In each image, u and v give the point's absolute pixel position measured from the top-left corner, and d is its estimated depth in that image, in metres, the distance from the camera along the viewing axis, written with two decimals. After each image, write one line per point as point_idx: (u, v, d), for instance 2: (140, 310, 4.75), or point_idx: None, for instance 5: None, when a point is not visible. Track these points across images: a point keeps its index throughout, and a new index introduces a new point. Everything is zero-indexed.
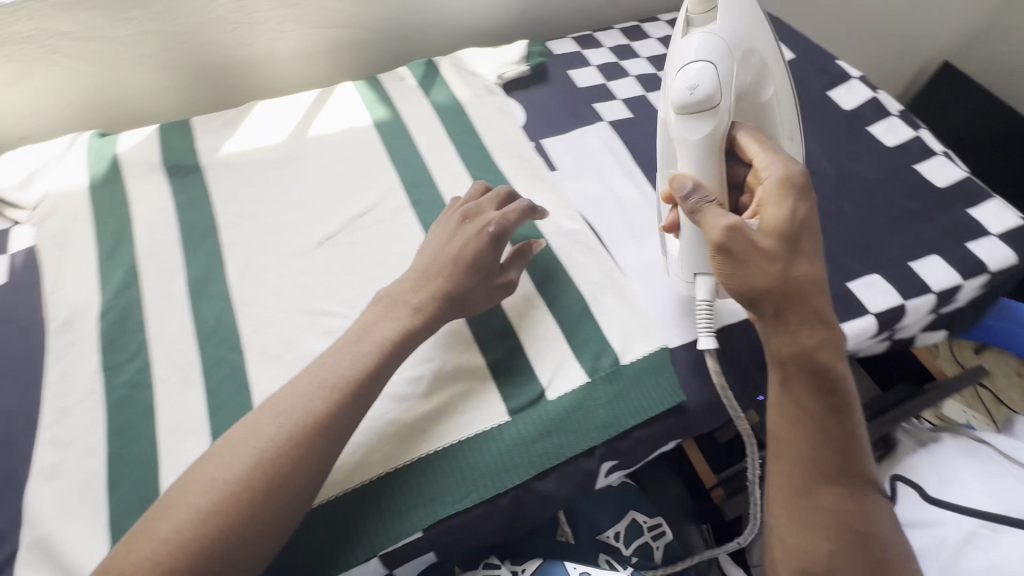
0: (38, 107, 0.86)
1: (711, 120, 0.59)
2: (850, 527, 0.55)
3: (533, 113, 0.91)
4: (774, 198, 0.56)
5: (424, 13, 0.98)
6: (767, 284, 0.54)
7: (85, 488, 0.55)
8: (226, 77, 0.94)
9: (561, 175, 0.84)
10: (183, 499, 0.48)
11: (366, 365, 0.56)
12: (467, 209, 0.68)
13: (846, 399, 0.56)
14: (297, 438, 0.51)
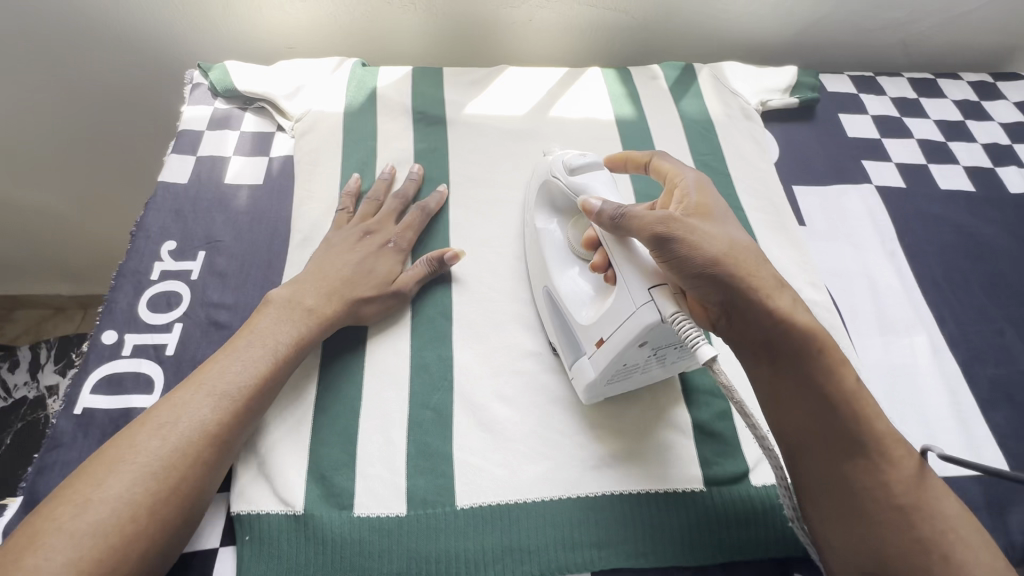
0: (313, 26, 0.91)
1: (605, 173, 0.62)
2: (890, 504, 0.48)
3: (789, 153, 0.82)
4: (693, 190, 0.57)
5: (693, 10, 0.90)
6: (715, 253, 0.49)
7: (296, 403, 0.59)
8: (479, 34, 0.93)
9: (810, 233, 0.74)
10: (55, 527, 0.44)
11: (259, 373, 0.55)
12: (370, 218, 0.70)
13: (830, 378, 0.50)
14: (193, 446, 0.50)
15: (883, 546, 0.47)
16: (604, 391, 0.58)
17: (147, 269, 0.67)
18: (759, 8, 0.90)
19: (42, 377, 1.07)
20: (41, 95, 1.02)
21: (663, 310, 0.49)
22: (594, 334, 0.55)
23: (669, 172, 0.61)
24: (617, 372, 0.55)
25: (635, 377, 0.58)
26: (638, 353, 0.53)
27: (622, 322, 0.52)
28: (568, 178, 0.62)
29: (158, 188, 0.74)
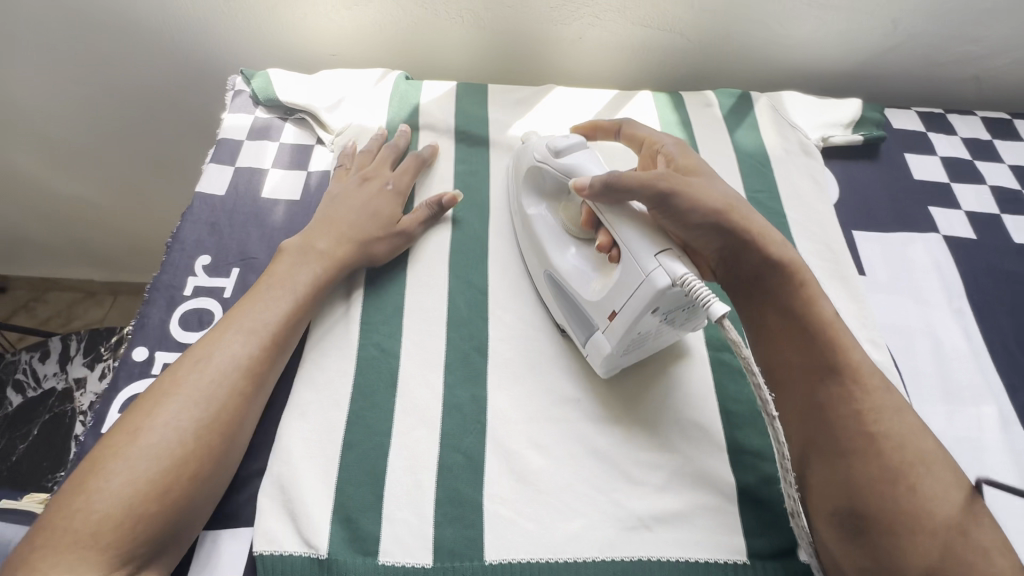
0: (358, 36, 0.89)
1: (587, 151, 0.65)
2: (866, 434, 0.49)
3: (850, 195, 0.77)
4: (676, 153, 0.65)
5: (753, 35, 0.86)
6: (710, 203, 0.57)
7: (324, 439, 0.57)
8: (526, 50, 0.90)
9: (870, 284, 0.69)
10: (110, 460, 0.48)
11: (286, 311, 0.60)
12: (368, 174, 0.72)
13: (803, 311, 0.55)
14: (228, 382, 0.54)
15: (856, 484, 0.48)
16: (621, 361, 0.59)
17: (181, 283, 0.66)
18: (824, 35, 0.86)
19: (70, 369, 1.07)
20: (85, 89, 1.03)
21: (674, 273, 0.51)
22: (606, 307, 0.57)
23: (646, 138, 0.70)
24: (632, 342, 0.56)
25: (645, 346, 0.59)
26: (651, 320, 0.55)
27: (633, 291, 0.54)
28: (555, 160, 0.64)
29: (196, 198, 0.72)
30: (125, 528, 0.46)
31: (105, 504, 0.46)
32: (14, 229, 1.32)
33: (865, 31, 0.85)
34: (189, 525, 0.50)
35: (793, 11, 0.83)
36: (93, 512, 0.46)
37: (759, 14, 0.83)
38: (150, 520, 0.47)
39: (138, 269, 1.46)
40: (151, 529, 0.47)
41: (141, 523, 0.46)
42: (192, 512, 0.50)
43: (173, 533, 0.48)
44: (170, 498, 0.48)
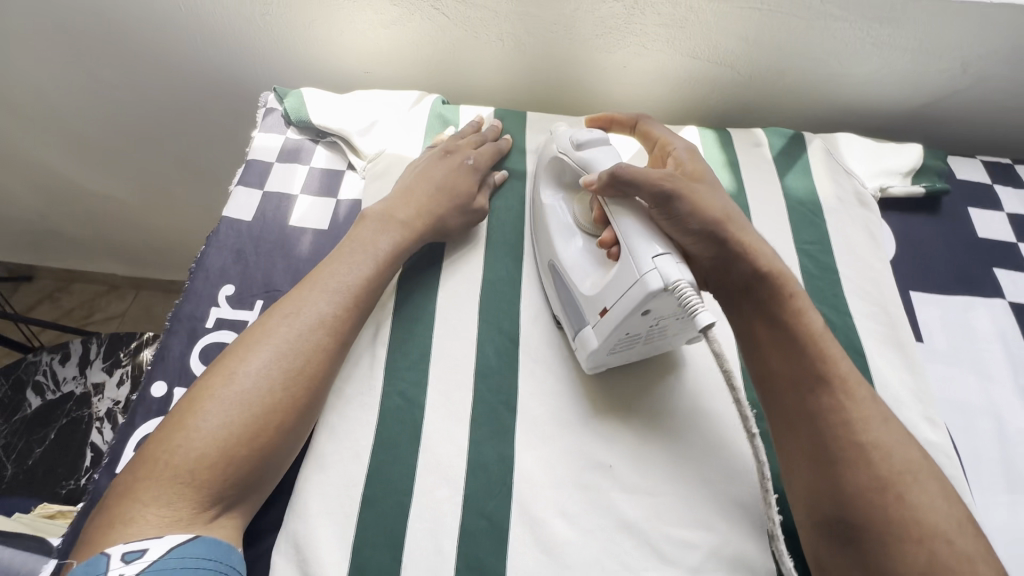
0: (394, 55, 0.86)
1: (609, 147, 0.65)
2: (848, 440, 0.52)
3: (908, 251, 0.72)
4: (686, 159, 0.67)
5: (810, 72, 0.81)
6: (713, 210, 0.59)
7: (343, 495, 0.54)
8: (566, 77, 0.86)
9: (927, 352, 0.65)
10: (207, 401, 0.50)
11: (369, 273, 0.61)
12: (450, 148, 0.73)
13: (792, 316, 0.58)
14: (316, 341, 0.55)
15: (845, 483, 0.51)
16: (607, 360, 0.59)
17: (204, 314, 0.64)
18: (888, 76, 0.80)
19: (89, 373, 1.06)
20: (117, 93, 1.01)
21: (667, 277, 0.52)
22: (598, 303, 0.57)
23: (660, 140, 0.71)
24: (619, 341, 0.57)
25: (636, 349, 0.60)
26: (641, 321, 0.55)
27: (625, 291, 0.54)
28: (576, 152, 0.65)
29: (222, 223, 0.70)
30: (219, 467, 0.48)
31: (202, 443, 0.48)
32: (41, 223, 1.32)
33: (932, 72, 0.79)
34: (272, 472, 0.52)
35: (856, 49, 0.77)
36: (190, 450, 0.48)
37: (819, 51, 0.78)
38: (241, 463, 0.49)
39: (161, 266, 1.45)
40: (241, 471, 0.49)
41: (234, 464, 0.49)
42: (276, 461, 0.52)
43: (258, 478, 0.51)
44: (260, 445, 0.50)
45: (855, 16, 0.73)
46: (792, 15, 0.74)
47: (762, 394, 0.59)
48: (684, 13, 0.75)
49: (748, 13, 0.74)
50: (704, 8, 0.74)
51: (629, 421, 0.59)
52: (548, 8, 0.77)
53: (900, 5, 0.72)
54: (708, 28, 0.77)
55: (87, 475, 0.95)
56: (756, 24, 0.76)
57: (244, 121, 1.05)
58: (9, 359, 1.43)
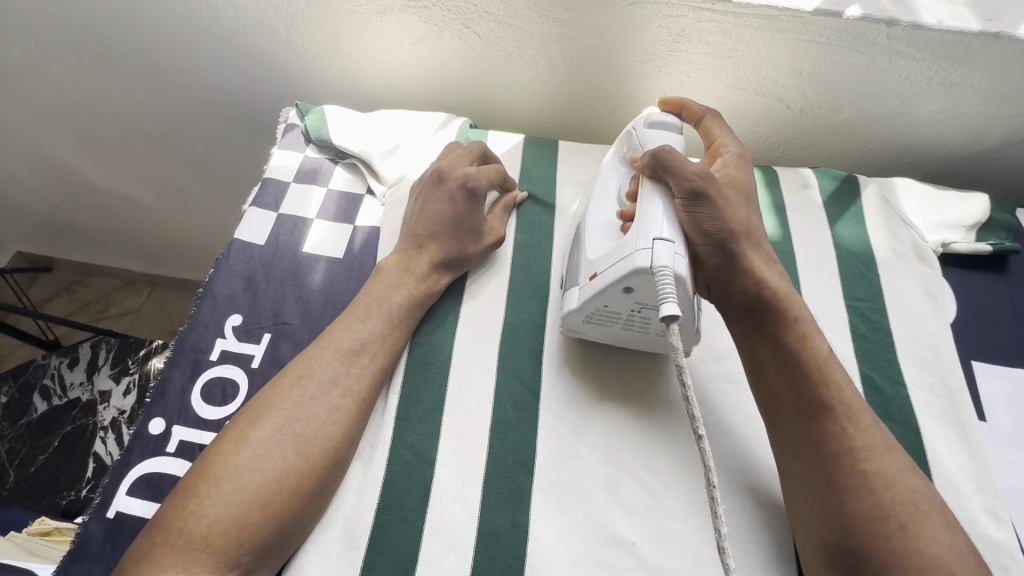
0: (421, 72, 0.82)
1: (676, 137, 0.61)
2: (849, 465, 0.49)
3: (968, 314, 0.66)
4: (733, 164, 0.61)
5: (867, 110, 0.75)
6: (730, 222, 0.55)
7: (343, 559, 0.50)
8: (602, 103, 0.81)
9: (989, 433, 0.59)
10: (222, 465, 0.49)
11: (385, 333, 0.59)
12: (448, 179, 0.66)
13: (801, 339, 0.53)
14: (334, 403, 0.54)
15: (854, 514, 0.47)
16: (580, 328, 0.59)
17: (208, 345, 0.61)
18: (953, 118, 0.74)
19: (97, 380, 1.03)
20: (137, 96, 0.99)
21: (655, 259, 0.50)
22: (592, 267, 0.56)
23: (718, 139, 0.64)
24: (597, 312, 0.56)
25: (616, 328, 0.58)
26: (622, 299, 0.54)
27: (617, 260, 0.53)
28: (642, 130, 0.62)
29: (232, 246, 0.67)
30: (233, 534, 0.47)
31: (216, 510, 0.47)
32: (60, 219, 1.31)
33: (1005, 116, 0.73)
34: (294, 540, 0.50)
35: (921, 89, 0.71)
36: (204, 516, 0.47)
37: (879, 88, 0.72)
38: (256, 531, 0.47)
39: (177, 266, 1.44)
40: (257, 540, 0.47)
41: (248, 532, 0.47)
42: (298, 528, 0.50)
43: (279, 546, 0.49)
44: (276, 511, 0.48)
45: (923, 53, 0.67)
46: (853, 50, 0.68)
47: (763, 414, 0.55)
48: (734, 42, 0.70)
49: (804, 46, 0.69)
50: (756, 39, 0.69)
51: (657, 493, 0.54)
52: (586, 31, 0.72)
53: (976, 45, 0.65)
54: (760, 60, 0.71)
55: (87, 486, 0.93)
56: (812, 58, 0.70)
57: (264, 129, 1.02)
58: (23, 351, 1.43)
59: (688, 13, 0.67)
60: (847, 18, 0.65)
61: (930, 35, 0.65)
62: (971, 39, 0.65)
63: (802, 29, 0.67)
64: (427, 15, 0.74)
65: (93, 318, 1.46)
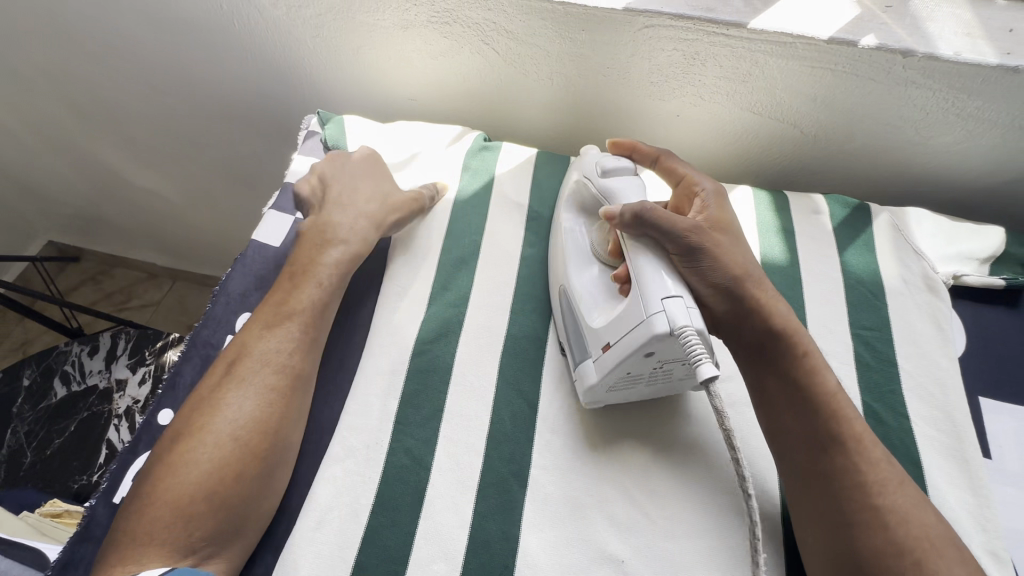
0: (439, 84, 0.84)
1: (634, 176, 0.63)
2: (862, 500, 0.48)
3: (979, 349, 0.65)
4: (711, 203, 0.61)
5: (881, 138, 0.75)
6: (734, 268, 0.55)
7: (337, 559, 0.51)
8: (615, 122, 0.83)
9: (993, 471, 0.58)
10: (170, 461, 0.52)
11: (312, 320, 0.60)
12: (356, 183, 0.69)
13: (806, 375, 0.53)
14: (252, 401, 0.54)
15: (844, 506, 0.48)
16: (605, 397, 0.57)
17: (219, 342, 0.67)
18: (971, 149, 0.73)
19: (114, 368, 1.06)
20: (167, 99, 1.03)
21: (674, 322, 0.49)
22: (604, 337, 0.55)
23: (687, 177, 0.65)
24: (621, 379, 0.54)
25: (640, 389, 0.57)
26: (644, 363, 0.52)
27: (632, 327, 0.52)
28: (599, 178, 0.63)
29: (250, 246, 0.71)
30: (182, 524, 0.49)
31: (158, 510, 0.49)
32: (90, 211, 1.36)
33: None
34: (251, 526, 0.52)
35: (937, 119, 0.71)
36: (152, 509, 0.49)
37: (894, 116, 0.72)
38: (203, 522, 0.49)
39: (198, 262, 1.48)
40: (207, 528, 0.49)
41: (197, 521, 0.49)
42: (251, 514, 0.52)
43: (236, 533, 0.50)
44: (225, 501, 0.50)
45: (940, 84, 0.67)
46: (868, 79, 0.68)
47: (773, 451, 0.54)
48: (749, 67, 0.70)
49: (818, 73, 0.69)
50: (770, 64, 0.69)
51: (649, 512, 0.54)
52: (602, 51, 0.73)
53: (994, 78, 0.64)
54: (775, 85, 0.72)
55: (99, 472, 0.96)
56: (825, 85, 0.70)
57: (287, 133, 1.05)
58: (48, 336, 1.48)
59: (703, 38, 0.68)
60: (861, 48, 0.65)
61: (947, 66, 0.64)
62: (989, 72, 0.64)
63: (816, 56, 0.67)
64: (447, 31, 0.76)
65: (116, 308, 1.50)
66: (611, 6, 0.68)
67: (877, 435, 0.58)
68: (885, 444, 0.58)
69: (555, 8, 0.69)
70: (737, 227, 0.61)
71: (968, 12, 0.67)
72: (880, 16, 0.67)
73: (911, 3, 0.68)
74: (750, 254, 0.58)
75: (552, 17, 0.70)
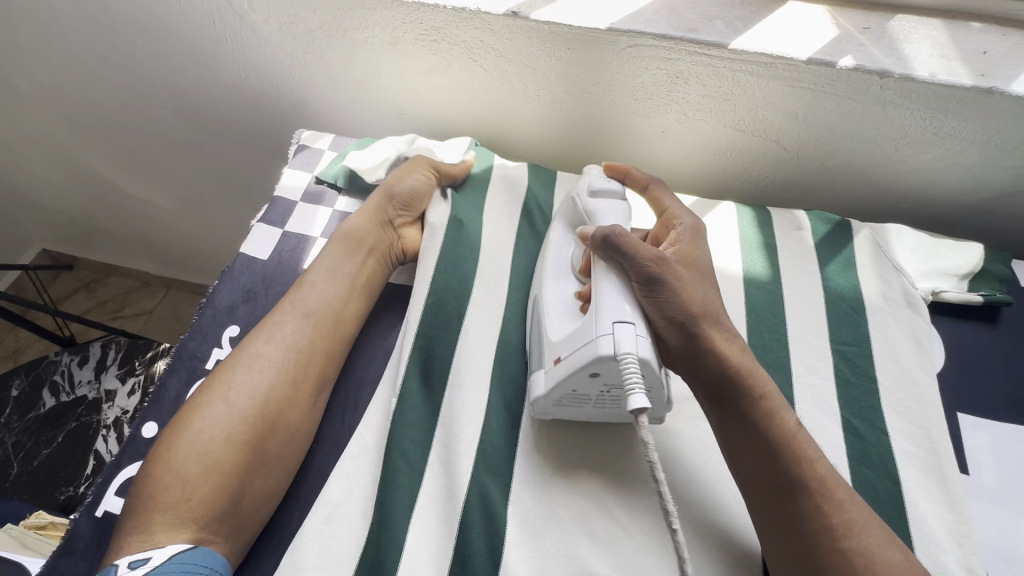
0: (428, 101, 0.86)
1: (620, 203, 0.65)
2: (827, 546, 0.49)
3: (957, 366, 0.66)
4: (686, 239, 0.62)
5: (862, 155, 0.76)
6: (694, 308, 0.55)
7: (342, 555, 0.54)
8: (601, 138, 0.84)
9: (970, 486, 0.58)
10: (178, 441, 0.55)
11: (320, 316, 0.64)
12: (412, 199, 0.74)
13: (763, 409, 0.53)
14: (261, 384, 0.59)
15: (810, 545, 0.49)
16: (552, 410, 0.58)
17: (205, 355, 0.69)
18: (950, 167, 0.74)
19: (103, 379, 1.06)
20: (161, 111, 1.04)
21: (618, 347, 0.51)
22: (555, 350, 0.56)
23: (669, 212, 0.67)
24: (566, 396, 0.56)
25: (586, 409, 0.58)
26: (590, 382, 0.54)
27: (580, 345, 0.53)
28: (587, 199, 0.66)
29: (238, 260, 0.73)
30: (189, 498, 0.53)
31: (166, 477, 0.53)
32: (85, 220, 1.37)
33: (1003, 168, 0.72)
34: (254, 504, 0.55)
35: (916, 138, 0.72)
36: (165, 482, 0.53)
37: (874, 135, 0.73)
38: (209, 496, 0.53)
39: (191, 271, 1.48)
40: (213, 503, 0.53)
41: (204, 495, 0.53)
42: (250, 490, 0.55)
43: (233, 506, 0.54)
44: (232, 479, 0.54)
45: (917, 105, 0.68)
46: (846, 98, 0.69)
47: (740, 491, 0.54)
48: (730, 87, 0.72)
49: (797, 92, 0.70)
50: (751, 83, 0.71)
51: (630, 528, 0.54)
52: (588, 69, 0.74)
53: (969, 98, 0.66)
54: (756, 104, 0.73)
55: (85, 484, 0.95)
56: (806, 103, 0.71)
57: (279, 145, 1.06)
58: (39, 345, 1.48)
59: (685, 58, 0.69)
60: (838, 69, 0.66)
61: (923, 87, 0.66)
62: (964, 93, 0.65)
63: (795, 76, 0.68)
64: (436, 48, 0.77)
65: (109, 317, 1.50)
66: (595, 26, 0.69)
67: (856, 450, 0.59)
68: (863, 460, 0.59)
69: (542, 27, 0.70)
70: (709, 267, 0.61)
71: (944, 35, 0.69)
72: (858, 38, 0.68)
73: (888, 25, 0.70)
74: (718, 298, 0.59)
75: (538, 36, 0.72)
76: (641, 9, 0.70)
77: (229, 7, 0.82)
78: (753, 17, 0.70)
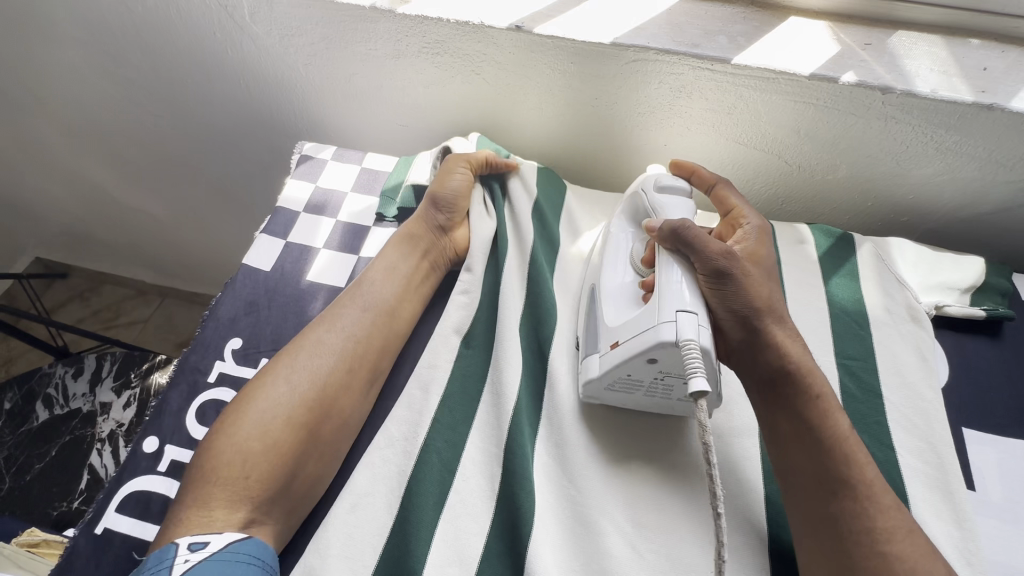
0: (430, 113, 0.86)
1: (688, 203, 0.64)
2: (873, 554, 0.48)
3: (960, 380, 0.66)
4: (754, 237, 0.63)
5: (864, 169, 0.76)
6: (759, 303, 0.56)
7: (367, 544, 0.53)
8: (604, 150, 0.84)
9: (977, 502, 0.58)
10: (244, 420, 0.56)
11: (378, 307, 0.65)
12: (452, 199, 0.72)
13: (821, 405, 0.54)
14: (322, 369, 0.60)
15: (852, 546, 0.48)
16: (601, 394, 0.59)
17: (207, 367, 0.68)
18: (950, 182, 0.75)
19: (98, 392, 1.04)
20: (160, 120, 1.03)
21: (681, 333, 0.50)
22: (613, 335, 0.57)
23: (736, 209, 0.67)
24: (618, 381, 0.57)
25: (637, 396, 0.59)
26: (646, 368, 0.54)
27: (640, 331, 0.54)
28: (654, 194, 0.65)
29: (240, 271, 0.73)
30: (249, 476, 0.54)
31: (227, 455, 0.55)
32: (80, 229, 1.35)
33: (1002, 182, 0.73)
34: (302, 492, 0.56)
35: (916, 153, 0.72)
36: (227, 458, 0.54)
37: (875, 149, 0.73)
38: (268, 476, 0.54)
39: (188, 281, 1.47)
40: (269, 484, 0.54)
41: (265, 475, 0.54)
42: (304, 471, 0.56)
43: (286, 490, 0.55)
44: (289, 464, 0.55)
45: (919, 120, 0.68)
46: (851, 113, 0.70)
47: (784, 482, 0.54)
48: (734, 100, 0.72)
49: (802, 107, 0.71)
50: (755, 98, 0.71)
51: (639, 546, 0.54)
52: (591, 82, 0.74)
53: (970, 114, 0.66)
54: (762, 118, 0.73)
55: (78, 499, 0.94)
56: (809, 118, 0.72)
57: (278, 156, 1.05)
58: (30, 355, 1.45)
59: (691, 72, 0.70)
60: (839, 85, 0.67)
61: (925, 103, 0.66)
62: (966, 108, 0.66)
63: (799, 92, 0.69)
64: (439, 61, 0.77)
65: (103, 326, 1.48)
66: (600, 41, 0.69)
67: None
68: None
69: (547, 42, 0.70)
70: (772, 266, 0.62)
71: (944, 51, 0.69)
72: (859, 54, 0.69)
73: (889, 41, 0.70)
74: (780, 295, 0.59)
75: (543, 49, 0.72)
76: (644, 23, 0.71)
77: (231, 20, 0.82)
78: (756, 32, 0.70)
